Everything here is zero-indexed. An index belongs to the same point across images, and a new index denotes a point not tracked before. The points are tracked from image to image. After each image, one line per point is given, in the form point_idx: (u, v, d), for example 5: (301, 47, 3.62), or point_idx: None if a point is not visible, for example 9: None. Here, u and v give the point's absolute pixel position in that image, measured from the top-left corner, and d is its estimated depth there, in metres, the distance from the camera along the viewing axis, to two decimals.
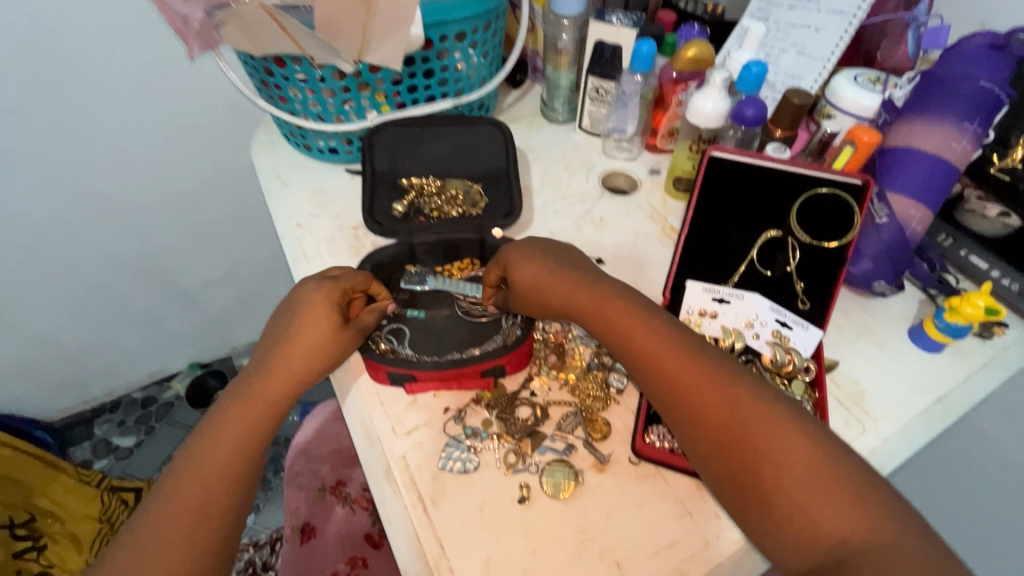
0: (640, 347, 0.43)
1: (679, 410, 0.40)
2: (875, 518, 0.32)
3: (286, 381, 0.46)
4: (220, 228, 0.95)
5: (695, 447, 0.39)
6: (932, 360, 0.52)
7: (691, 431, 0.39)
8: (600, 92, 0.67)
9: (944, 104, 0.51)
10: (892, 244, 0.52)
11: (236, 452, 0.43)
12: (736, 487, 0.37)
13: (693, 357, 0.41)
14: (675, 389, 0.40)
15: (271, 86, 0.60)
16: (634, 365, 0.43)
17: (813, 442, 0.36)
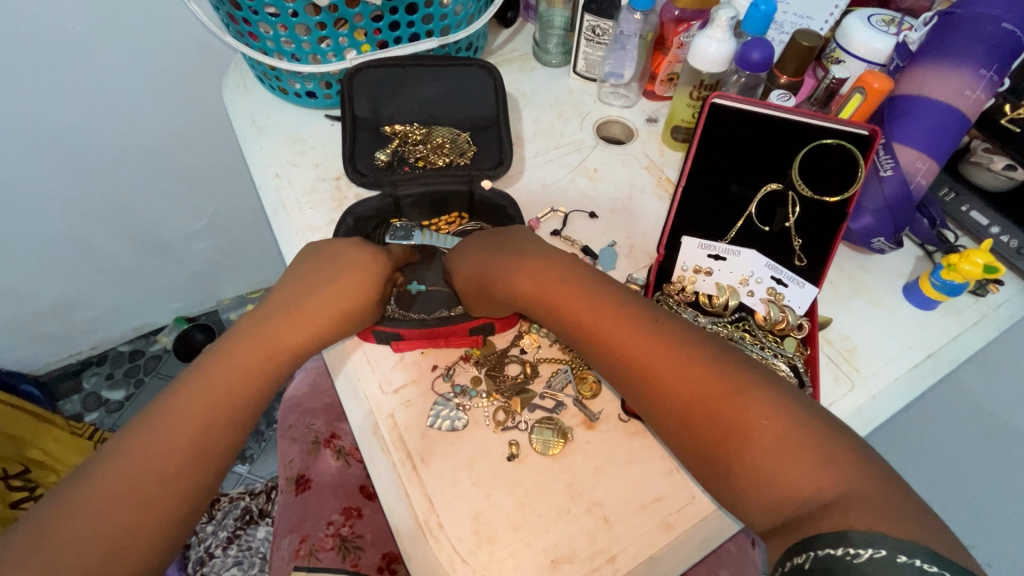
0: (589, 313, 0.39)
1: (634, 381, 0.37)
2: (843, 476, 0.30)
3: (309, 330, 0.43)
4: (198, 178, 0.91)
5: (656, 418, 0.36)
6: (924, 316, 0.52)
7: (648, 402, 0.36)
8: (597, 32, 0.62)
9: (961, 48, 0.48)
10: (895, 199, 0.50)
11: (240, 391, 0.39)
12: (700, 458, 0.34)
13: (643, 325, 0.38)
14: (628, 359, 0.37)
15: (239, 21, 0.55)
16: (583, 334, 0.40)
17: (775, 399, 0.33)
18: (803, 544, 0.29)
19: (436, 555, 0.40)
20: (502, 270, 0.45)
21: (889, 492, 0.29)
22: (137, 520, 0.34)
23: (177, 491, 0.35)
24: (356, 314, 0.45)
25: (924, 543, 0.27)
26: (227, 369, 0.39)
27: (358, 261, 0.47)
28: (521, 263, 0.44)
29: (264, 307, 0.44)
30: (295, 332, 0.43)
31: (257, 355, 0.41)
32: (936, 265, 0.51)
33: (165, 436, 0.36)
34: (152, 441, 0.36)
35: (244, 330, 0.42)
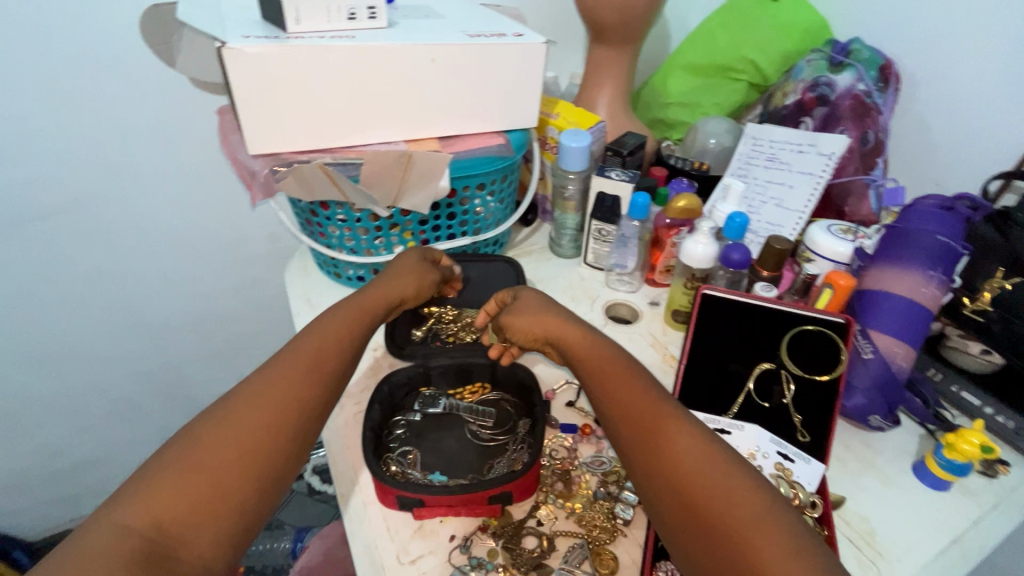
0: (627, 397, 0.44)
1: (640, 441, 0.41)
2: (812, 572, 0.33)
3: (362, 306, 0.55)
4: (245, 341, 1.01)
5: (654, 491, 0.39)
6: (940, 497, 0.52)
7: (646, 462, 0.40)
8: (603, 233, 0.75)
9: (909, 256, 0.57)
10: (881, 379, 0.55)
11: (321, 362, 0.48)
12: (682, 517, 0.37)
13: (660, 400, 0.43)
14: (643, 421, 0.42)
15: (313, 224, 0.68)
16: (615, 412, 0.44)
17: (764, 492, 0.37)
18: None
19: None
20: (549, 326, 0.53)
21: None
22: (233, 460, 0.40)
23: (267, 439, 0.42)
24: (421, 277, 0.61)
25: None
26: (267, 386, 0.45)
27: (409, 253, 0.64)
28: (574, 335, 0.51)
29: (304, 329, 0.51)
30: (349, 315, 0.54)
31: (296, 370, 0.46)
32: (938, 444, 0.54)
33: (214, 439, 0.41)
34: (201, 446, 0.40)
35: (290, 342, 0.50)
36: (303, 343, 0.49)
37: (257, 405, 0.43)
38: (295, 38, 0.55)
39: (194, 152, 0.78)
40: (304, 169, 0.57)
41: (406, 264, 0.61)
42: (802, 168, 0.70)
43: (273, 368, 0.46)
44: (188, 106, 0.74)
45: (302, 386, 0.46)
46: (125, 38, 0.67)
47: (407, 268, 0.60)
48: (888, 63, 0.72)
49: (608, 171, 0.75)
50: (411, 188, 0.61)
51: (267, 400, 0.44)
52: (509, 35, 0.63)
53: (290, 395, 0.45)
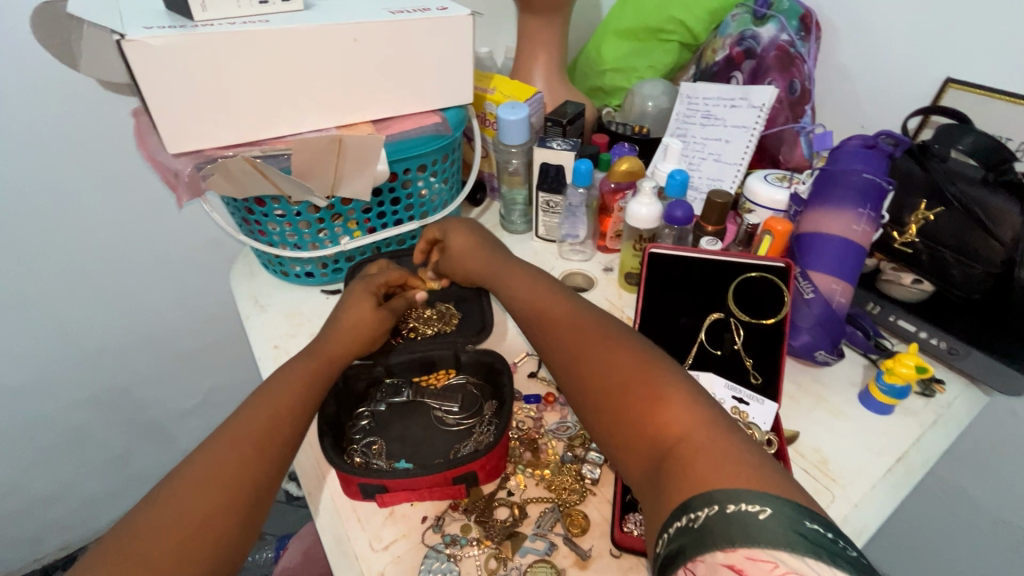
0: (572, 337, 0.46)
1: (563, 354, 0.46)
2: (702, 421, 0.35)
3: (313, 369, 0.51)
4: (199, 353, 0.98)
5: (579, 393, 0.43)
6: (884, 420, 0.55)
7: (569, 368, 0.45)
8: (551, 205, 0.75)
9: (840, 197, 0.59)
10: (824, 317, 0.57)
11: (278, 419, 0.46)
12: (599, 406, 0.41)
13: (585, 316, 0.47)
14: (565, 332, 0.47)
15: (251, 222, 0.66)
16: (558, 351, 0.47)
17: (669, 371, 0.40)
18: (681, 508, 0.31)
19: None
20: (511, 270, 0.58)
21: (781, 500, 0.29)
22: (191, 536, 0.38)
23: (226, 508, 0.40)
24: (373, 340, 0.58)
25: (755, 487, 0.30)
26: (216, 463, 0.42)
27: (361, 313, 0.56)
28: (529, 284, 0.54)
29: (253, 396, 0.48)
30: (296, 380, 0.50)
31: (253, 429, 0.45)
32: (878, 372, 0.57)
33: (156, 522, 0.38)
34: (147, 525, 0.38)
35: (234, 416, 0.46)
36: (253, 412, 0.46)
37: (203, 483, 0.41)
38: (204, 26, 0.52)
39: (115, 161, 0.74)
40: (230, 163, 0.54)
41: (358, 314, 0.56)
42: (736, 122, 0.71)
43: (222, 437, 0.44)
44: (101, 112, 0.70)
45: (254, 459, 0.43)
46: (19, 41, 0.62)
47: (357, 324, 0.56)
48: (808, 13, 0.73)
49: (550, 142, 0.75)
50: (349, 175, 0.59)
51: (224, 468, 0.42)
52: (432, 9, 0.61)
53: (241, 462, 0.42)
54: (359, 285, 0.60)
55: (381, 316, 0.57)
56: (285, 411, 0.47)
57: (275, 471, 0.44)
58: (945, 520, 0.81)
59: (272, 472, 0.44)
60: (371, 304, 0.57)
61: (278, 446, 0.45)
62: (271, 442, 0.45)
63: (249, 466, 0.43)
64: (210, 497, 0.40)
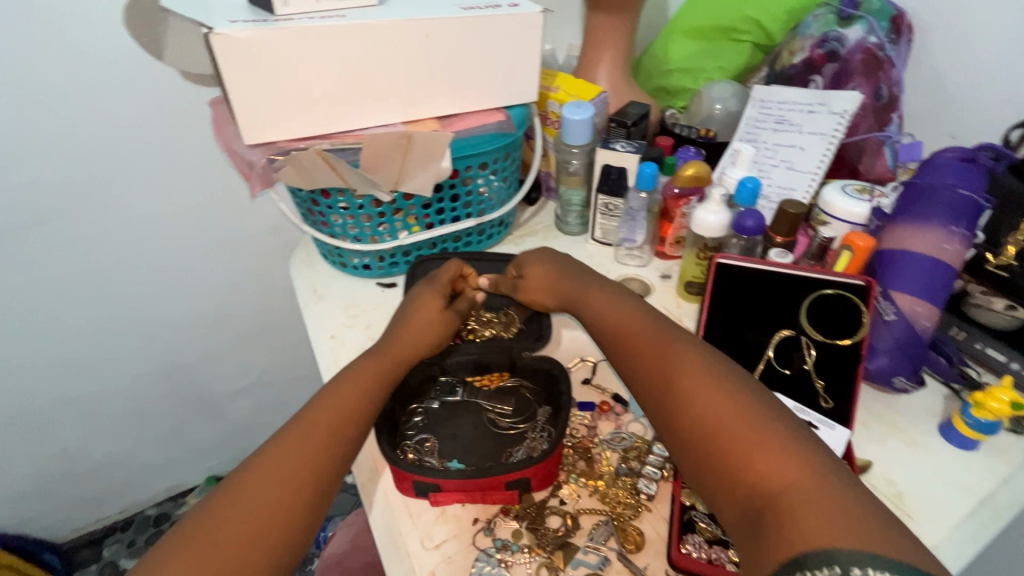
0: (655, 357, 0.45)
1: (646, 379, 0.45)
2: (807, 468, 0.34)
3: (381, 366, 0.52)
4: (253, 337, 1.01)
5: (663, 422, 0.42)
6: (967, 456, 0.51)
7: (652, 395, 0.44)
8: (610, 208, 0.74)
9: (928, 213, 0.56)
10: (904, 340, 0.53)
11: (345, 415, 0.47)
12: (685, 439, 0.40)
13: (667, 339, 0.46)
14: (648, 358, 0.46)
15: (315, 214, 0.67)
16: (640, 377, 0.45)
17: (762, 405, 0.38)
18: (796, 565, 0.30)
19: None
20: (588, 292, 0.56)
21: (908, 568, 0.28)
22: (259, 525, 0.39)
23: (292, 500, 0.41)
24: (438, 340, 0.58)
25: (875, 549, 0.29)
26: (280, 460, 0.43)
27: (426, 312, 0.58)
28: (607, 304, 0.53)
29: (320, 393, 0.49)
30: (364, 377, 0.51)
31: (322, 424, 0.45)
32: (965, 403, 0.53)
33: (228, 509, 0.40)
34: (220, 510, 0.40)
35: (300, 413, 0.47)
36: (319, 410, 0.47)
37: (273, 473, 0.42)
38: (284, 21, 0.53)
39: (189, 148, 0.77)
40: (302, 156, 0.55)
41: (428, 313, 0.57)
42: (813, 128, 0.68)
43: (292, 430, 0.45)
44: (178, 102, 0.73)
45: (321, 454, 0.44)
46: (110, 32, 0.65)
47: (425, 322, 0.57)
48: (900, 15, 0.69)
49: (613, 143, 0.73)
50: (414, 171, 0.60)
51: (292, 461, 0.43)
52: (504, 6, 0.61)
53: (308, 456, 0.43)
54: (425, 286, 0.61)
55: (449, 318, 0.58)
56: (352, 407, 0.47)
57: (339, 468, 0.45)
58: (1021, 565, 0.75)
59: (335, 469, 0.44)
60: (440, 305, 0.58)
61: (344, 443, 0.45)
62: (337, 439, 0.45)
63: (315, 461, 0.43)
64: (278, 489, 0.41)
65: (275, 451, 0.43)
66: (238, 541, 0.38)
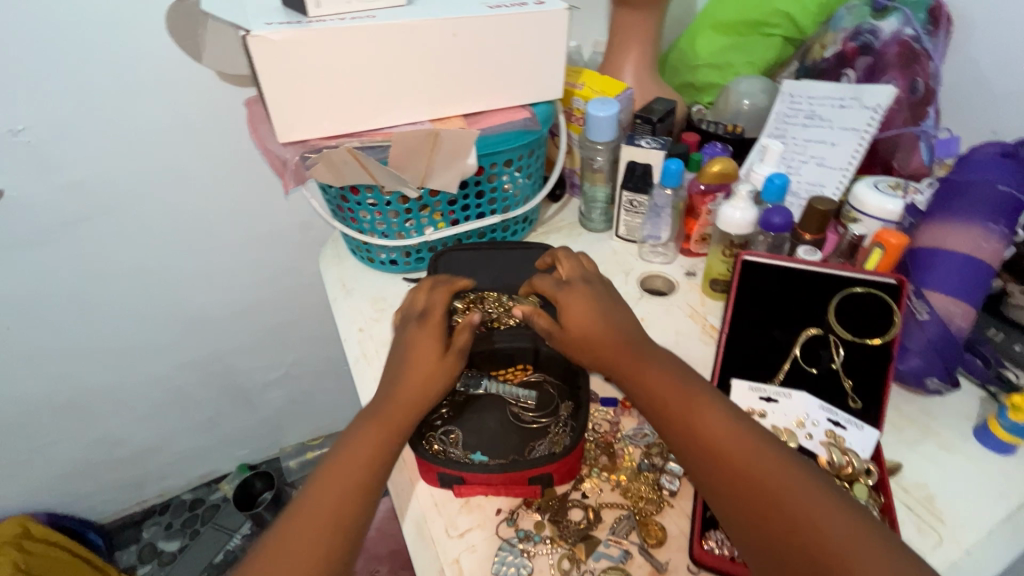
0: (729, 448, 0.39)
1: (720, 483, 0.38)
2: None
3: (398, 407, 0.47)
4: (283, 330, 1.04)
5: (747, 538, 0.37)
6: (1004, 460, 0.50)
7: (729, 504, 0.38)
8: (634, 204, 0.74)
9: (966, 209, 0.54)
10: (937, 341, 0.52)
11: (389, 432, 0.46)
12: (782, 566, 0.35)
13: (739, 432, 0.39)
14: (719, 456, 0.39)
15: (345, 210, 0.69)
16: (714, 479, 0.39)
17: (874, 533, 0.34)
18: None
19: None
20: (640, 344, 0.47)
21: None
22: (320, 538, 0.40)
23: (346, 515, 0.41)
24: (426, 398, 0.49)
25: None
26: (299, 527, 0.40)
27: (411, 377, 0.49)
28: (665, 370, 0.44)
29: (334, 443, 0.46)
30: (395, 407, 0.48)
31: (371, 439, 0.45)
32: (1001, 406, 0.51)
33: (291, 523, 0.40)
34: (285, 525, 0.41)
35: (318, 465, 0.45)
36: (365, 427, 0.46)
37: (330, 486, 0.42)
38: (316, 22, 0.54)
39: (224, 146, 0.79)
40: (332, 154, 0.57)
41: (420, 363, 0.50)
42: (844, 124, 0.66)
43: (345, 443, 0.45)
44: (214, 103, 0.75)
45: (370, 469, 0.44)
46: (151, 35, 0.68)
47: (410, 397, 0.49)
48: (937, 5, 0.68)
49: (638, 139, 0.73)
50: (441, 167, 0.61)
51: (345, 477, 0.43)
52: (530, 4, 0.61)
53: (360, 474, 0.43)
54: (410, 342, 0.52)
55: (447, 360, 0.51)
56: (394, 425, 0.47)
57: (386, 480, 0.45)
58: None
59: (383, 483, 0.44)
60: (434, 348, 0.51)
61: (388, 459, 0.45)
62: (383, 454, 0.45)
63: (364, 473, 0.44)
64: (333, 502, 0.42)
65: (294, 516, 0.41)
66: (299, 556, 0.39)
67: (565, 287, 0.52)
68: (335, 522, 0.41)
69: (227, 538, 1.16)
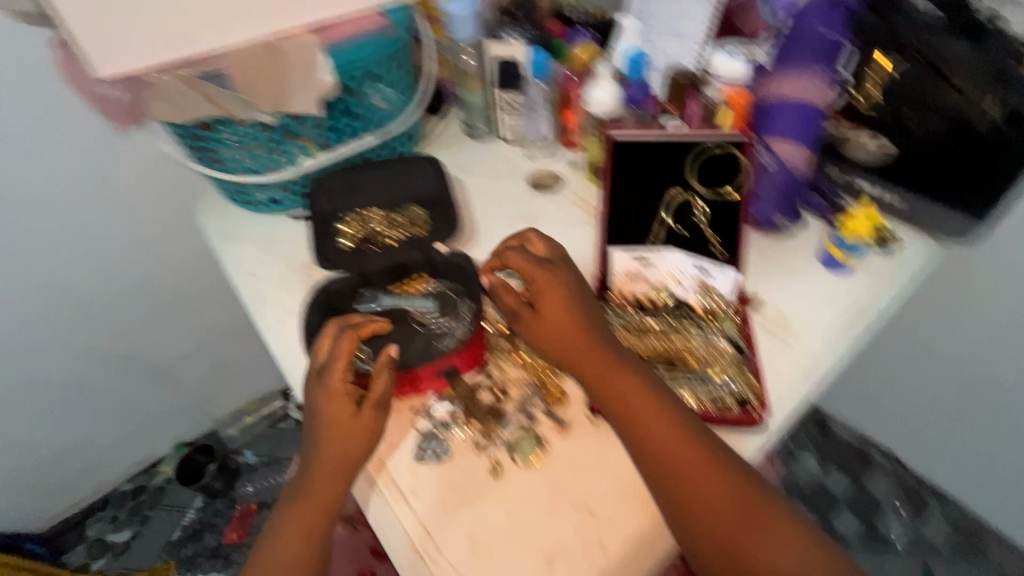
0: (679, 456, 0.42)
1: (673, 485, 0.42)
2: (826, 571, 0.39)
3: (348, 425, 0.46)
4: (182, 300, 0.96)
5: (689, 528, 0.41)
6: (842, 277, 0.58)
7: (678, 504, 0.42)
8: (511, 103, 0.74)
9: (802, 61, 0.57)
10: (781, 185, 0.59)
11: (346, 453, 0.46)
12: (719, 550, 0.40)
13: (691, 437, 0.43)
14: (671, 466, 0.42)
15: (204, 151, 0.64)
16: (666, 482, 0.42)
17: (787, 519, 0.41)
18: None
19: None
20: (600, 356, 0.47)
21: None
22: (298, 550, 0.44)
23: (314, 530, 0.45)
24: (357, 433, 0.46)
25: None
26: (285, 546, 0.44)
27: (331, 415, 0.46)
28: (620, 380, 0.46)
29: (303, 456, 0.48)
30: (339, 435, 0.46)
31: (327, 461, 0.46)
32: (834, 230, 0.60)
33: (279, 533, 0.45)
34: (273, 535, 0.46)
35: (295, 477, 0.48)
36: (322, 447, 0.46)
37: (303, 503, 0.46)
38: None
39: (46, 102, 0.69)
40: (164, 85, 0.54)
41: (334, 426, 0.46)
42: None
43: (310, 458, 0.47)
44: (15, 49, 0.64)
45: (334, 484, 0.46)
46: None
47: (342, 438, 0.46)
48: None
49: (502, 35, 0.73)
50: (293, 89, 0.57)
51: (315, 493, 0.46)
52: None
53: (325, 490, 0.45)
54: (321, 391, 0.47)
55: (361, 421, 0.46)
56: (346, 452, 0.46)
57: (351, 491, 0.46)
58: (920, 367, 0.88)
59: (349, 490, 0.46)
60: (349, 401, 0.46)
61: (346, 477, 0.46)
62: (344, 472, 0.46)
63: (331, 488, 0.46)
64: (306, 518, 0.45)
65: (280, 536, 0.45)
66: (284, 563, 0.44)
67: (546, 266, 0.50)
68: (310, 535, 0.45)
69: (180, 514, 1.15)
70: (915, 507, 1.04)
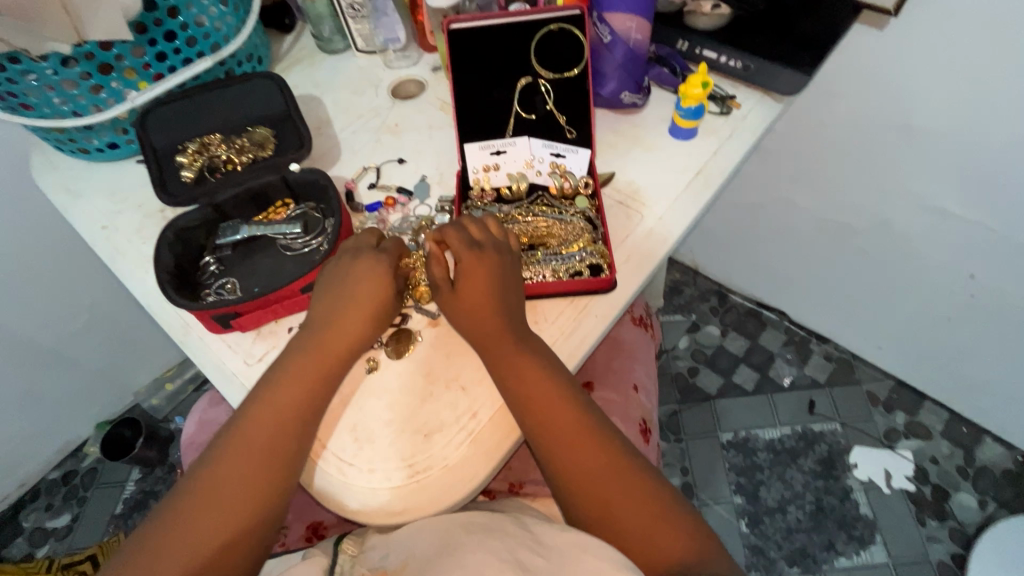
0: (542, 391, 0.45)
1: (532, 416, 0.45)
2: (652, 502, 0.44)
3: (369, 303, 0.48)
4: (54, 275, 0.89)
5: (544, 451, 0.45)
6: (689, 143, 0.61)
7: (536, 432, 0.45)
8: (355, 8, 0.69)
9: None
10: (624, 60, 0.59)
11: (352, 340, 0.47)
12: (563, 469, 0.45)
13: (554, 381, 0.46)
14: (532, 400, 0.45)
15: (5, 96, 0.57)
16: (527, 414, 0.45)
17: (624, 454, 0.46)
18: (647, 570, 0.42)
19: (325, 470, 0.45)
20: (497, 304, 0.48)
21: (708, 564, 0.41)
22: (260, 458, 0.43)
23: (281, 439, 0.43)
24: (371, 317, 0.48)
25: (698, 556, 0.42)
26: (229, 462, 0.43)
27: (362, 287, 0.48)
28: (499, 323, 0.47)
29: (257, 385, 0.46)
30: (358, 313, 0.48)
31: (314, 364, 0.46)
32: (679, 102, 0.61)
33: (246, 438, 0.43)
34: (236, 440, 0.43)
35: (261, 386, 0.46)
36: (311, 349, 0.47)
37: (273, 410, 0.44)
38: None
39: None
40: None
41: (360, 301, 0.48)
42: None
43: (294, 362, 0.46)
44: None
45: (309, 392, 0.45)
46: None
47: (362, 307, 0.48)
48: None
49: None
50: (83, 10, 0.51)
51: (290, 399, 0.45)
52: None
53: (295, 400, 0.45)
54: (360, 260, 0.49)
55: (368, 334, 0.48)
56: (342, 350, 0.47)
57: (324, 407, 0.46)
58: (790, 217, 0.98)
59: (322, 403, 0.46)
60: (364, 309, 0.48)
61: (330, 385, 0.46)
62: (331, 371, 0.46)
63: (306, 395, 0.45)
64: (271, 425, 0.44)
65: (222, 453, 0.43)
66: (251, 463, 0.42)
67: (476, 251, 0.49)
68: (274, 446, 0.43)
69: (119, 488, 1.14)
70: (800, 353, 1.18)
